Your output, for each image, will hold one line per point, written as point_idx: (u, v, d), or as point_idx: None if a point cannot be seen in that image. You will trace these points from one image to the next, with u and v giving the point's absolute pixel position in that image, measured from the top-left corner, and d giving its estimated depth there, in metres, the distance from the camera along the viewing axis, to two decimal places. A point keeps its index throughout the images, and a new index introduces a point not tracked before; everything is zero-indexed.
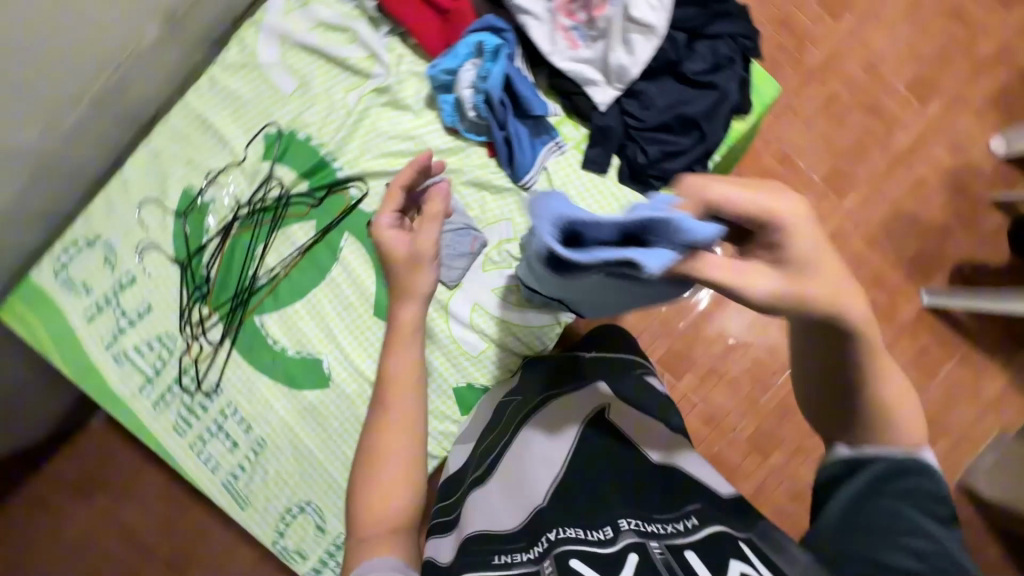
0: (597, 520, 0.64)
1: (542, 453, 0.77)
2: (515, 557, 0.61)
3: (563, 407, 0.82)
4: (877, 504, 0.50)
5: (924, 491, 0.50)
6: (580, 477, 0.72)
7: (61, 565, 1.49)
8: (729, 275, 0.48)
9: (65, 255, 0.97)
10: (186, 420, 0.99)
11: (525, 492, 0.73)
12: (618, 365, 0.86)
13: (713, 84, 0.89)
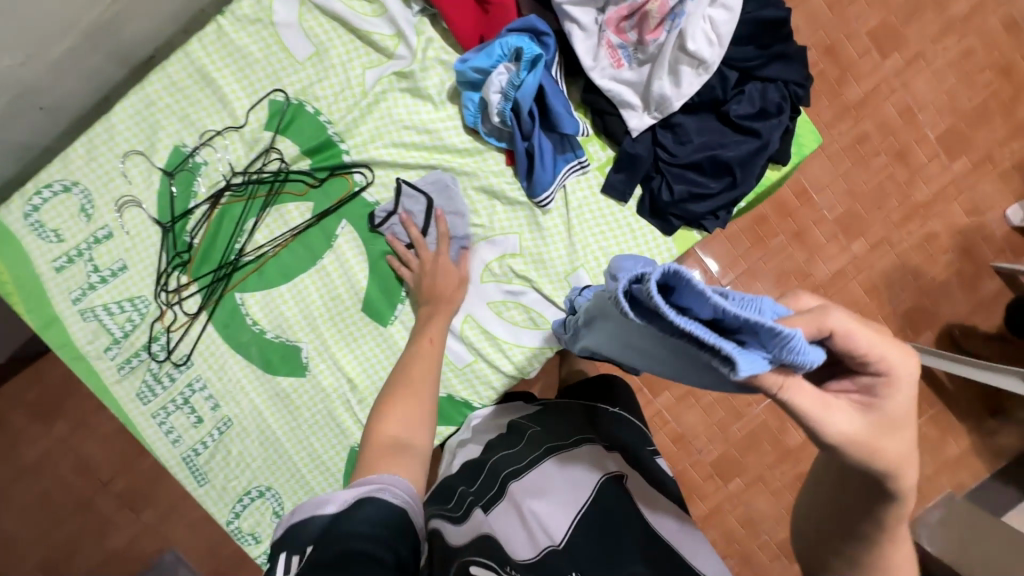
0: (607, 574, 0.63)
1: (564, 491, 0.74)
2: None
3: (591, 454, 0.80)
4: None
5: None
6: (599, 527, 0.70)
7: (12, 490, 1.47)
8: (816, 408, 0.47)
9: (36, 197, 0.89)
10: (151, 388, 0.94)
11: (538, 524, 0.71)
12: (636, 433, 0.89)
13: (756, 131, 0.83)
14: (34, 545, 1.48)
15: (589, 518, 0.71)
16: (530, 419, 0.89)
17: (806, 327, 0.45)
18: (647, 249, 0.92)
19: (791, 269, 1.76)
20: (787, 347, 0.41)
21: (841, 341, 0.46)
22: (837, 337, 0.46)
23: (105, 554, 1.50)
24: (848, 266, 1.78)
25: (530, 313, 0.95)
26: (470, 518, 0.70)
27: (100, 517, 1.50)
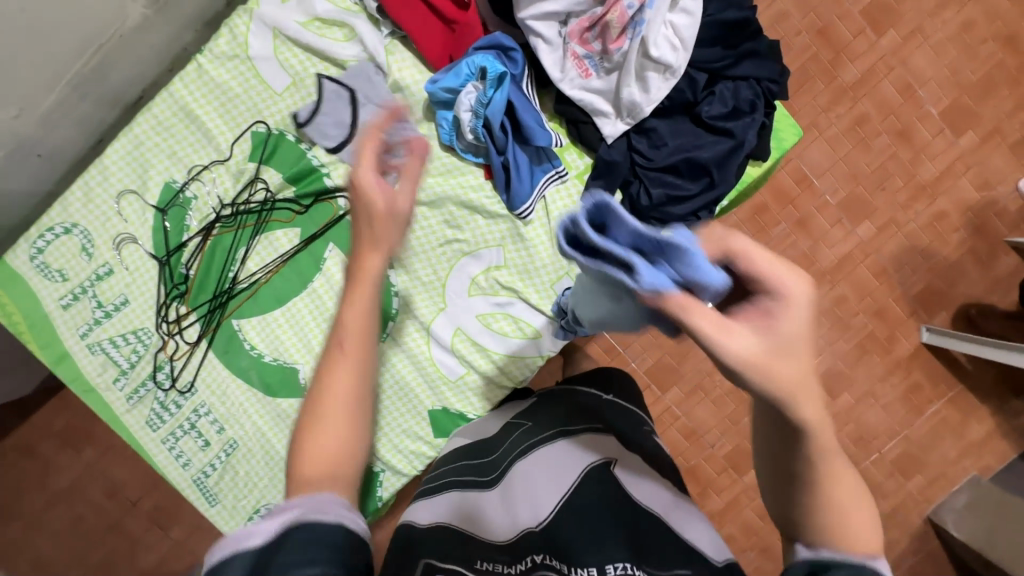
0: (587, 554, 0.58)
1: (555, 477, 0.73)
2: (499, 568, 0.59)
3: (585, 442, 0.76)
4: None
5: None
6: (576, 513, 0.66)
7: (52, 511, 1.56)
8: (711, 328, 0.42)
9: (39, 240, 0.93)
10: (159, 415, 0.98)
11: (522, 505, 0.69)
12: (626, 413, 0.85)
13: (730, 131, 0.83)
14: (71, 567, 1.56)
15: (570, 507, 0.68)
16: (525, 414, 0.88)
17: (706, 250, 0.44)
18: None
19: (796, 258, 1.73)
20: (685, 261, 0.43)
21: (739, 259, 0.43)
22: (736, 257, 0.44)
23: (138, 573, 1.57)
24: (855, 250, 1.75)
25: (519, 323, 0.95)
26: (442, 498, 0.74)
27: (129, 537, 1.57)
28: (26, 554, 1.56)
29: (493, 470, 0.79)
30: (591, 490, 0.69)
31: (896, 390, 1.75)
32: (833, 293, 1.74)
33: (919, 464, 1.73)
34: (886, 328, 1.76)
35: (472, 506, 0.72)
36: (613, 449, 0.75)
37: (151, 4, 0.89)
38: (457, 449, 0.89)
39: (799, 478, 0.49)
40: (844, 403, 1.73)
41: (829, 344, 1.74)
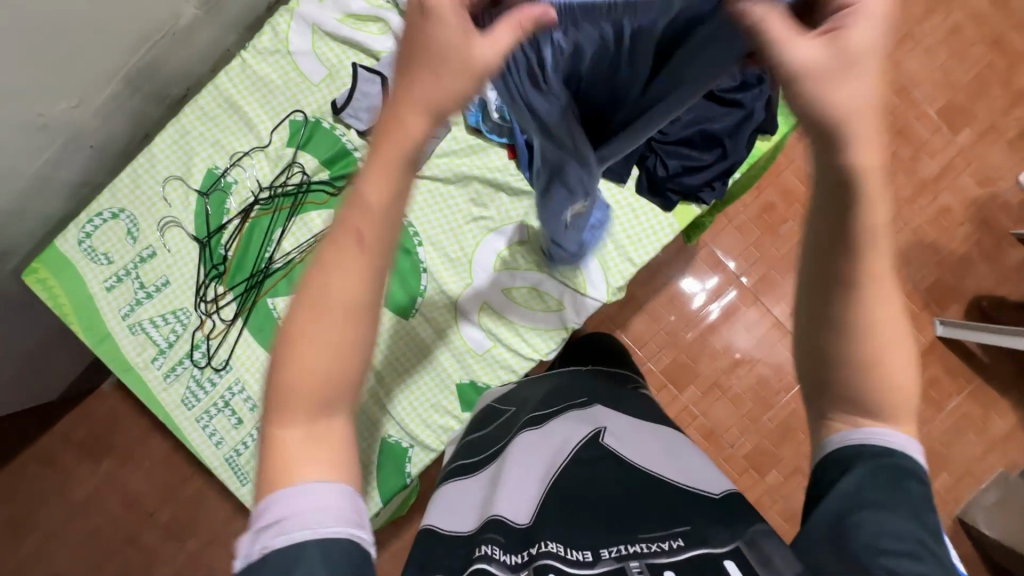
0: (581, 539, 0.57)
1: (550, 452, 0.73)
2: (494, 553, 0.56)
3: (574, 416, 0.78)
4: (903, 493, 0.48)
5: (915, 494, 0.49)
6: (567, 487, 0.66)
7: (75, 516, 1.58)
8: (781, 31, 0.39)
9: (88, 225, 0.98)
10: (195, 394, 1.00)
11: (517, 483, 0.68)
12: (618, 378, 0.88)
13: (741, 102, 0.87)
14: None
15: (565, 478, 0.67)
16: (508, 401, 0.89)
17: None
18: (652, 228, 0.98)
19: None
20: None
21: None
22: None
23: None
24: None
25: (543, 296, 0.99)
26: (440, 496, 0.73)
27: (146, 550, 1.57)
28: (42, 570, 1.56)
29: (491, 452, 0.79)
30: (585, 461, 0.69)
31: None
32: None
33: (944, 461, 1.71)
34: None
35: (473, 500, 0.71)
36: (604, 416, 0.76)
37: (201, 7, 0.97)
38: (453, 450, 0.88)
39: (834, 321, 0.50)
40: None
41: None
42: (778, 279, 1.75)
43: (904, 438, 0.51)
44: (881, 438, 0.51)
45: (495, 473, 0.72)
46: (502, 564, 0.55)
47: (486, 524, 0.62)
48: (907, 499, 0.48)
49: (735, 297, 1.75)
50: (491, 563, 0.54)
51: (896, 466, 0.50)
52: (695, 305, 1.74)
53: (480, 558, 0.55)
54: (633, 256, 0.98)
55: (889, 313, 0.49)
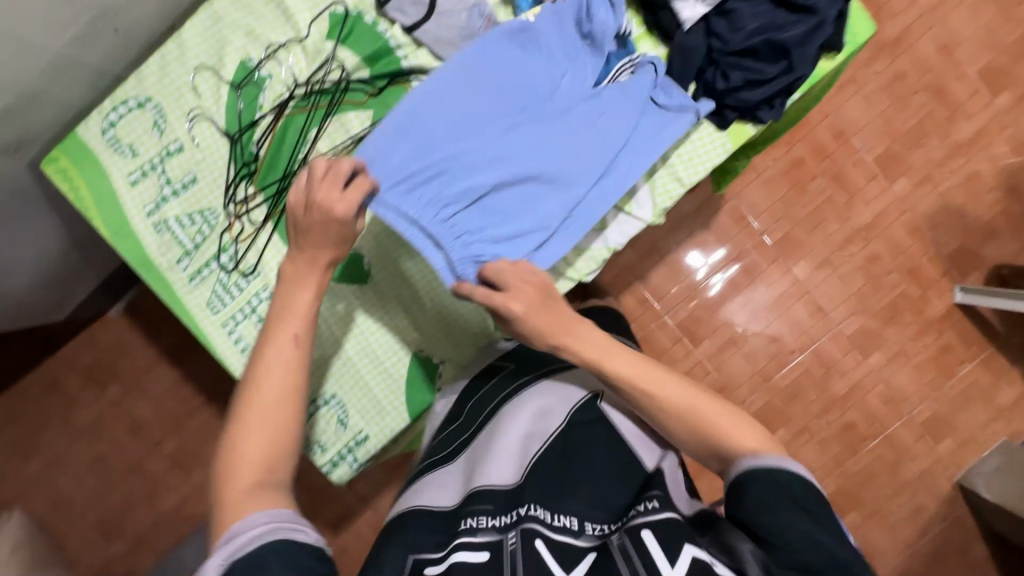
0: (564, 507, 0.76)
1: (539, 419, 0.88)
2: (482, 522, 0.75)
3: (560, 380, 0.93)
4: (791, 499, 0.64)
5: (800, 495, 0.65)
6: (558, 453, 0.84)
7: (78, 440, 1.56)
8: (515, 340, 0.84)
9: (113, 113, 0.94)
10: (221, 298, 0.97)
11: (504, 453, 0.84)
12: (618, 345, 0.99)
13: (813, 8, 0.84)
14: (90, 507, 1.55)
15: (560, 453, 0.84)
16: (507, 356, 0.99)
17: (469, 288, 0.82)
18: (706, 145, 0.93)
19: (831, 214, 1.73)
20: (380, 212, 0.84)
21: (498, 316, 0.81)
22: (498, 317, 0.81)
23: (158, 515, 1.56)
24: (889, 208, 1.73)
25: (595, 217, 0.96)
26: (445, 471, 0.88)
27: (151, 478, 1.56)
28: (45, 493, 1.55)
29: (478, 421, 0.94)
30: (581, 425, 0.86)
31: (925, 352, 1.72)
32: (866, 252, 1.73)
33: (949, 426, 1.71)
34: (918, 288, 1.73)
35: (461, 466, 0.89)
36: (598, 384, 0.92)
37: None
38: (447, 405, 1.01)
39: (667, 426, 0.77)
40: (873, 362, 1.71)
41: (860, 303, 1.72)
42: (801, 239, 1.72)
43: (788, 462, 0.68)
44: (773, 463, 0.67)
45: (484, 440, 0.89)
46: (490, 528, 0.74)
47: (483, 494, 0.80)
48: (800, 511, 0.64)
49: (754, 255, 1.72)
50: (480, 535, 0.73)
51: (787, 486, 0.65)
52: (699, 277, 1.71)
53: (476, 529, 0.74)
54: (683, 176, 0.94)
55: (692, 420, 0.75)
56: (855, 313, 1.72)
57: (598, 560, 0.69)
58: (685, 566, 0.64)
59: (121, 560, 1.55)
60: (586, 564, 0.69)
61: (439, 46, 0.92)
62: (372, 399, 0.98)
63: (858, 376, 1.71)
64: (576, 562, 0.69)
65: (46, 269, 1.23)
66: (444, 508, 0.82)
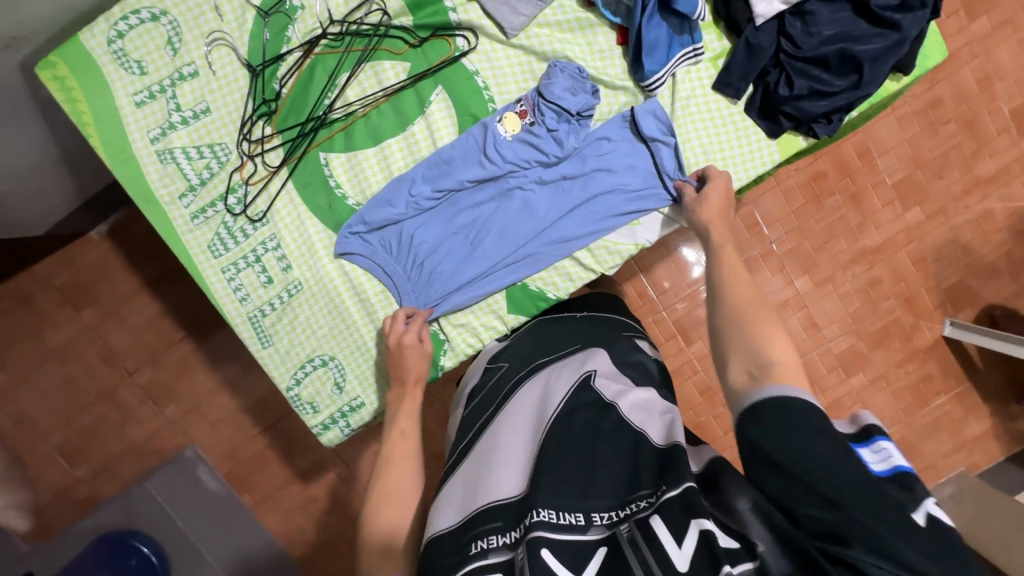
0: (571, 499, 0.60)
1: (536, 410, 0.74)
2: (492, 542, 0.59)
3: (554, 366, 0.80)
4: (806, 429, 0.51)
5: (807, 423, 0.51)
6: (553, 442, 0.67)
7: (45, 359, 1.49)
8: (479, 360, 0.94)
9: (122, 23, 0.84)
10: (223, 241, 0.91)
11: (498, 462, 0.68)
12: (620, 323, 0.92)
13: (897, 24, 0.80)
14: (54, 430, 1.50)
15: (560, 432, 0.68)
16: (501, 356, 0.89)
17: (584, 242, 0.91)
18: (754, 152, 0.89)
19: (842, 233, 1.72)
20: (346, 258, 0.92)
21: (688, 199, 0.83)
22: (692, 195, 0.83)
23: (127, 446, 1.52)
24: (899, 234, 1.73)
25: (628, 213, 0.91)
26: (443, 496, 0.69)
27: (121, 408, 1.51)
28: (7, 410, 1.48)
29: (475, 426, 0.78)
30: (585, 407, 0.71)
31: (906, 378, 1.75)
32: (869, 274, 1.73)
33: (913, 451, 1.75)
34: (912, 317, 1.74)
35: (459, 476, 0.70)
36: (592, 364, 0.78)
37: None
38: (458, 422, 0.85)
39: (727, 307, 0.65)
40: (856, 383, 1.74)
41: (854, 323, 1.73)
42: (809, 254, 1.71)
43: (809, 392, 0.54)
44: (778, 391, 0.54)
45: (484, 447, 0.72)
46: (500, 550, 0.58)
47: (486, 512, 0.62)
48: (822, 440, 0.50)
49: (761, 262, 1.70)
50: (490, 558, 0.58)
51: (802, 414, 0.52)
52: (693, 276, 1.57)
53: (485, 553, 0.58)
54: None
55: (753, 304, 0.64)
56: (847, 333, 1.73)
57: (615, 556, 0.55)
58: (694, 545, 0.52)
59: (83, 485, 1.51)
60: (599, 563, 0.55)
61: (492, 3, 0.85)
62: (370, 367, 0.94)
63: (838, 394, 1.74)
64: (587, 561, 0.55)
65: (27, 181, 1.13)
66: (442, 535, 0.63)
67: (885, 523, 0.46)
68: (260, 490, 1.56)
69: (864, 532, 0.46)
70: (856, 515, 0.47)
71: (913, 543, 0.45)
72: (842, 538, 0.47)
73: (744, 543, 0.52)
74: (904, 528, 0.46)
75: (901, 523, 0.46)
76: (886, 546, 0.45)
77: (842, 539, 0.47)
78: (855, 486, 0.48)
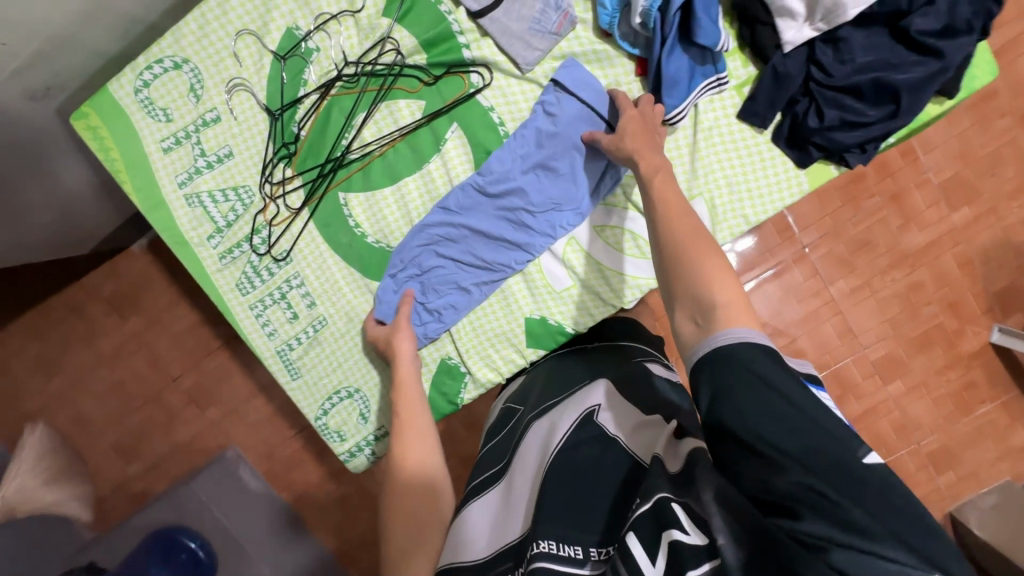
0: (570, 530, 0.59)
1: (541, 448, 0.72)
2: None
3: (564, 402, 0.77)
4: (757, 379, 0.52)
5: (752, 373, 0.53)
6: (563, 479, 0.64)
7: (94, 365, 1.58)
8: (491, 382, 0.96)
9: (147, 72, 0.86)
10: (251, 279, 0.94)
11: (512, 508, 0.67)
12: (628, 350, 0.88)
13: (939, 51, 0.75)
14: (106, 431, 1.60)
15: (560, 463, 0.66)
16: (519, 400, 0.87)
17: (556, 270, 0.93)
18: (781, 183, 0.85)
19: (882, 234, 1.62)
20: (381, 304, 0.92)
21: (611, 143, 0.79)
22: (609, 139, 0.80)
23: (173, 445, 1.61)
24: (944, 236, 1.62)
25: (638, 241, 0.93)
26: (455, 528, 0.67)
27: (165, 411, 1.60)
28: (66, 412, 1.59)
29: (495, 466, 0.76)
30: (587, 442, 0.68)
31: (949, 386, 1.65)
32: (910, 278, 1.63)
33: (954, 460, 1.66)
34: (956, 322, 1.64)
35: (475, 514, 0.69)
36: (594, 398, 0.75)
37: None
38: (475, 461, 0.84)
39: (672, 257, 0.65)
40: (892, 391, 1.64)
41: (893, 329, 1.63)
42: (845, 256, 1.62)
43: (749, 334, 0.56)
44: (725, 338, 0.56)
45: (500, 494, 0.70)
46: None
47: (502, 554, 0.62)
48: (784, 405, 0.51)
49: (794, 267, 1.62)
50: None
51: (751, 366, 0.53)
52: None
53: None
54: (749, 214, 0.86)
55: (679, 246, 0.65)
56: (884, 339, 1.63)
57: None
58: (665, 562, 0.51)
59: (138, 480, 1.62)
60: None
61: (506, 39, 0.84)
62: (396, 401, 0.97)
63: (873, 402, 1.64)
64: None
65: (86, 217, 1.20)
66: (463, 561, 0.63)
67: (836, 482, 0.47)
68: (297, 487, 1.64)
69: (812, 499, 0.47)
70: (810, 479, 0.47)
71: (863, 505, 0.46)
72: (793, 509, 0.48)
73: (710, 540, 0.51)
74: (856, 488, 0.47)
75: (855, 477, 0.47)
76: (832, 508, 0.46)
77: (795, 511, 0.48)
78: (814, 439, 0.49)
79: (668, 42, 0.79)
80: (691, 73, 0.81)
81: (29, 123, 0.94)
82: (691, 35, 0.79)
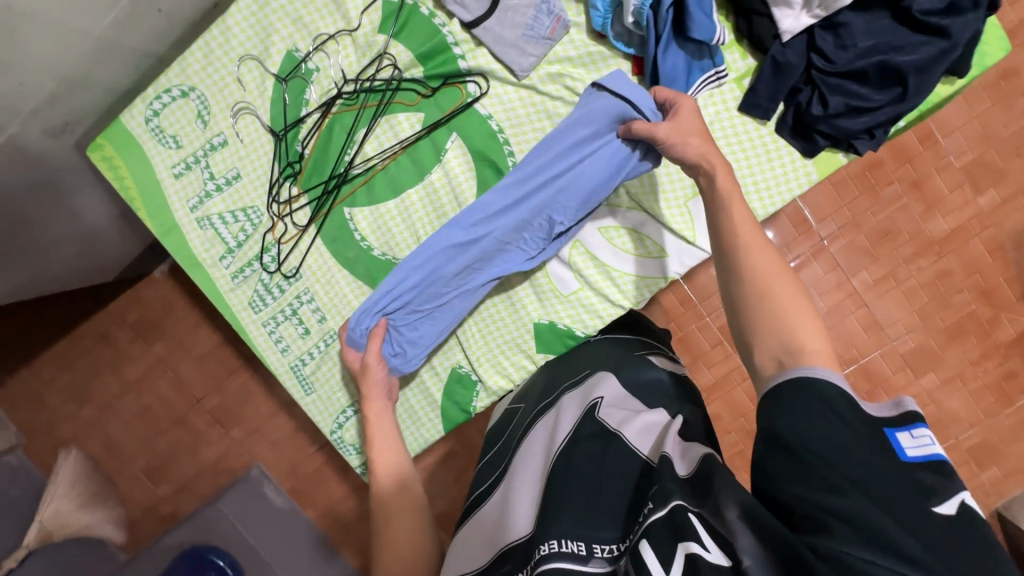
0: (576, 527, 0.57)
1: (544, 448, 0.71)
2: None
3: (568, 399, 0.76)
4: (825, 408, 0.50)
5: (817, 399, 0.51)
6: (562, 477, 0.63)
7: (121, 390, 1.62)
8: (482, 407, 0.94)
9: (156, 102, 0.89)
10: (262, 297, 0.95)
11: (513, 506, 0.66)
12: (632, 342, 0.87)
13: (946, 30, 0.73)
14: (134, 455, 1.64)
15: (562, 463, 0.65)
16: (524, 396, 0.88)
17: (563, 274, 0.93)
18: (787, 175, 0.83)
19: (905, 223, 1.56)
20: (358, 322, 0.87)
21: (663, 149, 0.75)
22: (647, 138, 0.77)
23: (199, 466, 1.64)
24: (971, 221, 1.56)
25: (644, 241, 0.91)
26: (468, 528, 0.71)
27: (190, 433, 1.63)
28: (96, 438, 1.63)
29: (499, 463, 0.77)
30: (585, 438, 0.67)
31: (988, 377, 1.57)
32: (937, 267, 1.56)
33: (999, 456, 1.57)
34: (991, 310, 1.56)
35: (480, 513, 0.71)
36: (600, 391, 0.74)
37: None
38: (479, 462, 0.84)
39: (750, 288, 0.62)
40: (926, 384, 1.58)
41: (922, 320, 1.57)
42: (867, 248, 1.57)
43: (831, 373, 0.53)
44: (818, 373, 0.53)
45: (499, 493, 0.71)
46: None
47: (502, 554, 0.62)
48: (842, 428, 0.49)
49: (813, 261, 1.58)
50: None
51: (823, 394, 0.51)
52: None
53: None
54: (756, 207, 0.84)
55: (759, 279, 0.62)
56: (913, 331, 1.57)
57: None
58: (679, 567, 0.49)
59: (165, 503, 1.64)
60: None
61: (500, 47, 0.84)
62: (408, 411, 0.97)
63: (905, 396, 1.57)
64: None
65: (107, 246, 1.24)
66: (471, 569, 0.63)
67: (893, 512, 0.43)
68: (321, 503, 1.64)
69: (856, 523, 0.43)
70: (863, 507, 0.44)
71: (921, 538, 0.41)
72: (828, 526, 0.45)
73: (733, 560, 0.48)
74: (915, 522, 0.42)
75: (918, 513, 0.42)
76: (877, 532, 0.42)
77: (830, 530, 0.44)
78: (876, 468, 0.45)
79: (665, 38, 0.79)
80: (689, 66, 0.81)
81: (51, 159, 0.99)
82: (685, 30, 0.78)
